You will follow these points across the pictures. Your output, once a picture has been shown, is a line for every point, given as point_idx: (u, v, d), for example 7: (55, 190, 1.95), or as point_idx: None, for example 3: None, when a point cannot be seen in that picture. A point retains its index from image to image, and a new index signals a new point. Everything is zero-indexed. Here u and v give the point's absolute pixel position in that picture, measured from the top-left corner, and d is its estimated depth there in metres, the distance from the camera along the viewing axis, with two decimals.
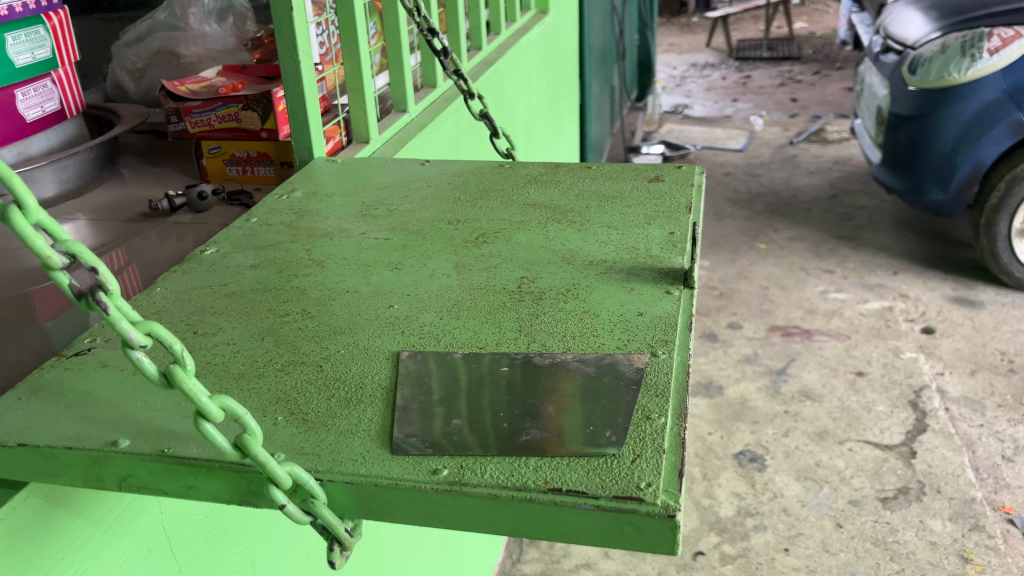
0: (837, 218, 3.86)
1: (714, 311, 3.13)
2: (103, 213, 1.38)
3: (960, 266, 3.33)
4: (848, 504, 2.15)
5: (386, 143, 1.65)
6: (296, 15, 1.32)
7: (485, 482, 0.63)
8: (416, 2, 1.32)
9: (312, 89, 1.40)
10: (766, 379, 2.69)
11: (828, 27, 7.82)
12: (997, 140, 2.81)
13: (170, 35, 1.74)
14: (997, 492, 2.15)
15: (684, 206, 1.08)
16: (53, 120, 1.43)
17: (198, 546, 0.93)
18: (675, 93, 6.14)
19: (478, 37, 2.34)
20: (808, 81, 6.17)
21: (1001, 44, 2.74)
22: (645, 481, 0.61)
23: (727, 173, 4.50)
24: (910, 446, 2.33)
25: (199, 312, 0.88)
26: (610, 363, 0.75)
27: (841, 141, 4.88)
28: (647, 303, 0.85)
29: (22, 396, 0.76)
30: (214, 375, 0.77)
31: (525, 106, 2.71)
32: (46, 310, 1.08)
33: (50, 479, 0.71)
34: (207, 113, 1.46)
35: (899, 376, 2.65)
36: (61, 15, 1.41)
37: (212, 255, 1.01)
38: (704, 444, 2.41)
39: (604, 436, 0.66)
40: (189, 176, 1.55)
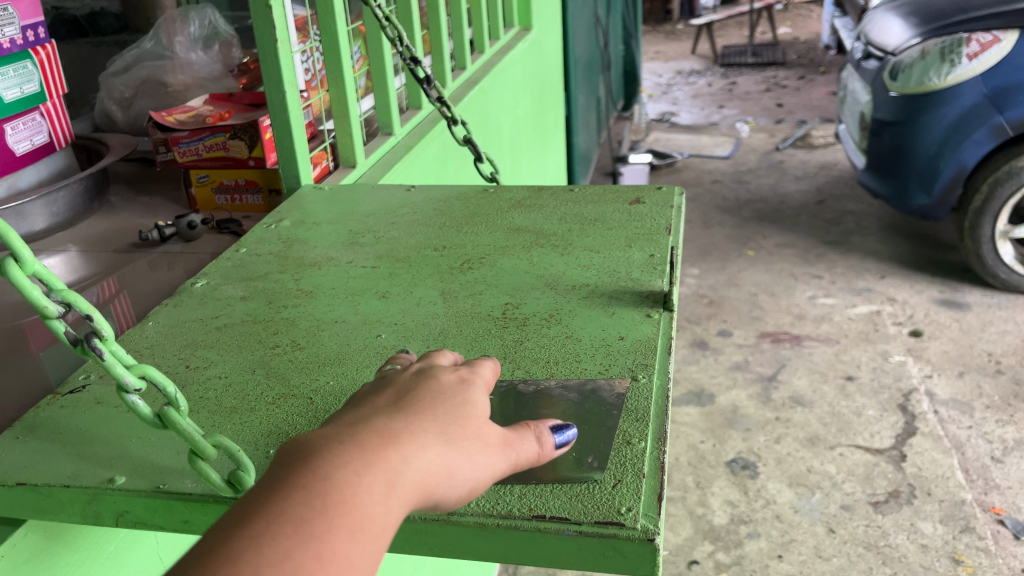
0: (824, 223, 3.90)
1: (704, 319, 3.16)
2: (95, 244, 1.39)
3: (945, 268, 3.37)
4: (840, 509, 2.18)
5: (374, 167, 1.67)
6: (281, 46, 1.35)
7: (471, 510, 0.66)
8: (398, 31, 1.34)
9: (298, 118, 1.42)
10: (757, 386, 2.71)
11: (812, 32, 7.88)
12: (979, 143, 2.83)
13: (157, 64, 1.76)
14: (988, 493, 2.17)
15: (664, 228, 1.10)
16: (43, 152, 1.44)
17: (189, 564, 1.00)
18: (661, 101, 6.19)
19: (462, 56, 2.37)
20: (793, 87, 6.22)
21: (980, 48, 2.79)
22: (625, 506, 0.65)
23: (714, 180, 4.54)
24: (900, 449, 2.36)
25: (190, 346, 0.90)
26: (592, 389, 0.77)
27: (827, 146, 4.92)
28: (628, 327, 0.88)
29: (19, 435, 0.78)
30: (206, 410, 0.79)
31: (510, 122, 2.74)
32: (39, 341, 1.11)
33: (48, 516, 0.73)
34: (195, 143, 1.48)
35: (888, 379, 2.68)
36: (49, 49, 1.42)
37: (203, 287, 1.03)
38: (696, 453, 2.43)
39: (587, 462, 0.69)
40: (178, 204, 1.57)
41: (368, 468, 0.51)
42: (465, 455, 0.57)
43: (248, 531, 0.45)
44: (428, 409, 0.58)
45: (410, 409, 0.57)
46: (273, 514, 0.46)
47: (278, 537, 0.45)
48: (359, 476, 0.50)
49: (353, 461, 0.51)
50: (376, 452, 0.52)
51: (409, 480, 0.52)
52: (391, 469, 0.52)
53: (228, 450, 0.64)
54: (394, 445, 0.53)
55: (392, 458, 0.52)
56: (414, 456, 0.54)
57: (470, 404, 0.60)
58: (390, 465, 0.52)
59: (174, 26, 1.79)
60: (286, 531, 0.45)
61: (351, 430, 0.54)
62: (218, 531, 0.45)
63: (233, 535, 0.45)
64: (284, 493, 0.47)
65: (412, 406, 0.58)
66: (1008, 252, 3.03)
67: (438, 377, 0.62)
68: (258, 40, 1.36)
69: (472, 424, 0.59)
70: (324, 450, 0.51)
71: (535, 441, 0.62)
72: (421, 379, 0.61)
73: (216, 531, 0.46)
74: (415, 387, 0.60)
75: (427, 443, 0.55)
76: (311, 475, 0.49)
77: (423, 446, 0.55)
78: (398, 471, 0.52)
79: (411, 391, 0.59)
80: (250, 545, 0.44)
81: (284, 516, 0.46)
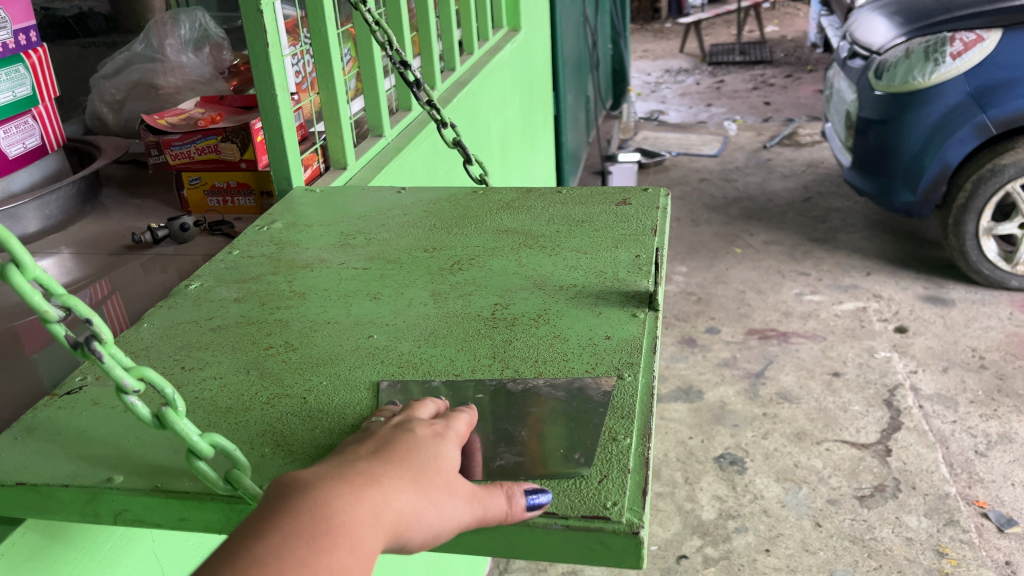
0: (811, 221, 3.94)
1: (692, 317, 3.19)
2: (88, 246, 1.41)
3: (930, 265, 3.42)
4: (826, 503, 2.21)
5: (364, 168, 1.69)
6: (272, 50, 1.37)
7: None
8: (388, 36, 1.36)
9: (290, 122, 1.44)
10: (744, 382, 2.75)
11: (799, 30, 7.93)
12: (963, 141, 2.87)
13: (148, 66, 1.77)
14: (971, 487, 2.21)
15: (649, 229, 1.13)
16: (35, 155, 1.45)
17: (184, 560, 1.02)
18: (650, 100, 6.22)
19: (451, 58, 2.39)
20: (780, 85, 6.27)
21: (963, 48, 2.82)
22: (611, 500, 0.67)
23: (702, 178, 4.58)
24: (886, 443, 2.39)
25: (185, 347, 0.92)
26: (579, 388, 0.80)
27: (813, 145, 4.96)
28: (614, 326, 0.90)
29: (18, 436, 0.80)
30: (202, 410, 0.81)
31: (500, 122, 2.76)
32: (32, 343, 1.12)
33: (47, 514, 0.75)
34: (187, 145, 1.50)
35: (874, 375, 2.72)
36: (40, 53, 1.43)
37: (197, 289, 1.05)
38: (685, 449, 2.46)
39: (574, 458, 0.71)
40: (170, 207, 1.58)
41: (349, 503, 0.57)
42: (435, 503, 0.62)
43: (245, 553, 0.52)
44: (403, 458, 0.63)
45: (386, 455, 0.63)
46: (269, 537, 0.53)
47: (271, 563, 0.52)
48: (341, 511, 0.57)
49: (336, 497, 0.57)
50: (356, 490, 0.59)
51: (386, 517, 0.58)
52: (369, 506, 0.58)
53: (224, 449, 0.66)
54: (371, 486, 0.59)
55: (371, 496, 0.59)
56: (387, 499, 0.59)
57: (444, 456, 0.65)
58: (366, 505, 0.58)
59: (164, 28, 1.80)
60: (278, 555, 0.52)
61: (335, 473, 0.60)
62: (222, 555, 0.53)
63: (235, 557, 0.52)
64: (279, 520, 0.55)
65: (389, 453, 0.64)
66: (991, 248, 3.06)
67: (416, 428, 0.67)
68: (248, 44, 1.37)
69: (442, 474, 0.64)
70: (312, 486, 0.58)
71: (506, 500, 0.65)
72: (399, 429, 0.67)
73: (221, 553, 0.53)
74: (394, 436, 0.66)
75: (401, 487, 0.61)
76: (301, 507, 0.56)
77: (397, 489, 0.60)
78: (376, 510, 0.58)
79: (389, 440, 0.65)
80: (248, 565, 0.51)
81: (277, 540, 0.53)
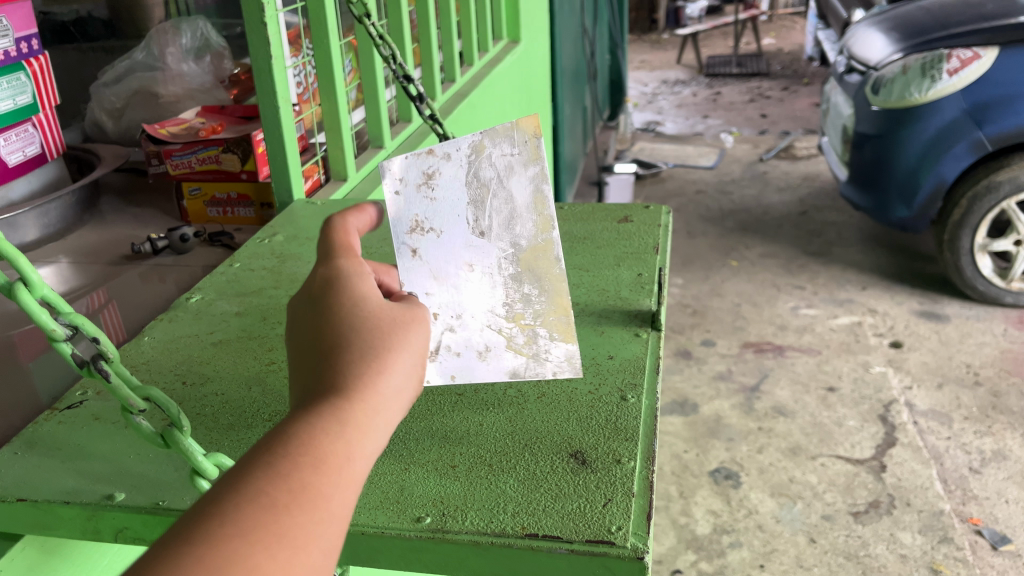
0: (807, 234, 3.95)
1: (688, 329, 3.19)
2: (86, 255, 1.40)
3: (925, 280, 3.42)
4: (821, 518, 2.20)
5: (363, 180, 1.69)
6: (275, 64, 1.37)
7: (467, 528, 0.68)
8: (391, 49, 1.36)
9: (292, 134, 1.44)
10: (740, 396, 2.74)
11: (796, 43, 7.97)
12: (958, 158, 2.88)
13: (149, 75, 1.76)
14: (965, 504, 2.21)
15: (651, 247, 1.14)
16: (35, 163, 1.45)
17: None
18: (646, 111, 6.25)
19: (452, 70, 2.40)
20: (776, 97, 6.29)
21: (960, 64, 2.83)
22: (616, 524, 0.67)
23: (698, 190, 4.58)
24: (880, 459, 2.39)
25: (186, 362, 0.92)
26: (592, 413, 0.80)
27: (810, 158, 4.97)
28: (617, 346, 0.91)
29: (18, 451, 0.79)
30: (204, 426, 0.80)
31: (498, 133, 2.76)
32: (28, 351, 1.11)
33: (48, 531, 0.74)
34: (188, 155, 1.50)
35: (869, 391, 2.72)
36: (42, 61, 1.43)
37: (198, 303, 1.05)
38: (680, 462, 2.46)
39: (593, 485, 0.71)
40: (170, 217, 1.58)
41: (358, 432, 0.48)
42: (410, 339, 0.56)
43: (252, 532, 0.41)
44: (385, 326, 0.54)
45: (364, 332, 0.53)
46: (285, 505, 0.43)
47: (313, 536, 0.43)
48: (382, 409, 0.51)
49: (342, 429, 0.48)
50: (367, 415, 0.49)
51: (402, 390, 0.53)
52: (376, 428, 0.49)
53: None
54: (375, 400, 0.50)
55: (377, 414, 0.50)
56: (395, 405, 0.51)
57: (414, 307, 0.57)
58: (379, 430, 0.50)
59: (166, 37, 1.79)
60: (311, 522, 0.43)
61: (323, 392, 0.50)
62: (202, 531, 0.40)
63: (242, 540, 0.40)
64: (286, 470, 0.45)
65: (370, 329, 0.54)
66: (986, 264, 3.06)
67: (374, 290, 0.58)
68: (251, 56, 1.37)
69: (420, 337, 0.56)
70: (303, 417, 0.48)
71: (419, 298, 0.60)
72: (350, 290, 0.57)
73: (200, 532, 0.40)
74: (354, 296, 0.56)
75: (400, 371, 0.52)
76: (319, 448, 0.46)
77: (399, 372, 0.52)
78: (381, 431, 0.50)
79: (354, 308, 0.55)
80: (279, 549, 0.41)
81: (300, 507, 0.43)
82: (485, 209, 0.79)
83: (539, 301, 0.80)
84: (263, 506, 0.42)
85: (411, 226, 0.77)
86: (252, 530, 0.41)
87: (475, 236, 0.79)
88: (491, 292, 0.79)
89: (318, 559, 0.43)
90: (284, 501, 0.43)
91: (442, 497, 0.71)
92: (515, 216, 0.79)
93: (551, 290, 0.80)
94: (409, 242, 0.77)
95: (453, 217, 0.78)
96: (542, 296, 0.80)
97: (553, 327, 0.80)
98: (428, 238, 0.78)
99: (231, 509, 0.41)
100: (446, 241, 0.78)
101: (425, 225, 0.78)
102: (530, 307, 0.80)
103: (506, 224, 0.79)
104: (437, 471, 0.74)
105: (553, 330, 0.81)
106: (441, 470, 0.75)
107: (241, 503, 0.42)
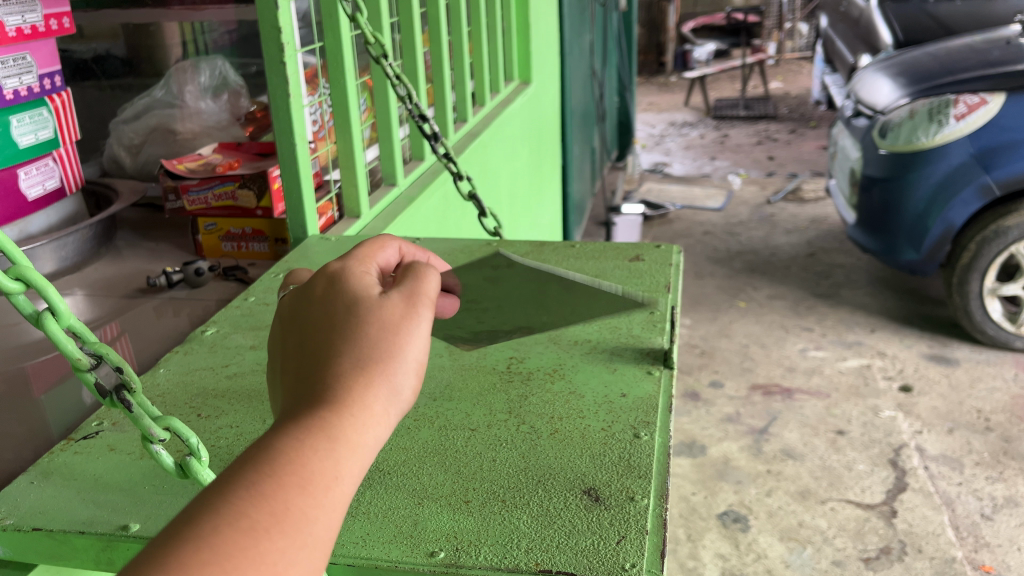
0: (815, 276, 3.96)
1: (696, 369, 3.18)
2: (101, 288, 1.41)
3: (935, 324, 3.41)
4: (831, 564, 2.17)
5: (377, 217, 1.71)
6: (292, 102, 1.40)
7: (480, 564, 0.68)
8: (405, 88, 1.37)
9: (307, 170, 1.46)
10: (748, 438, 2.73)
11: (803, 87, 8.04)
12: (966, 202, 2.89)
13: (167, 112, 1.79)
14: (978, 551, 2.18)
15: (663, 285, 1.16)
16: (53, 197, 1.47)
17: None
18: (654, 152, 6.30)
19: (463, 110, 2.44)
20: (783, 140, 6.34)
21: (967, 109, 2.86)
22: (629, 562, 0.66)
23: (705, 231, 4.60)
24: (891, 504, 2.37)
25: (201, 394, 0.93)
26: (605, 451, 0.81)
27: (817, 201, 4.99)
28: (629, 384, 0.92)
29: (34, 480, 0.80)
30: (220, 459, 0.81)
31: (508, 172, 2.79)
32: (41, 381, 1.12)
33: (61, 561, 0.74)
34: (204, 191, 1.52)
35: (879, 434, 2.69)
36: (64, 97, 1.46)
37: (213, 335, 1.06)
38: (688, 505, 2.44)
39: (608, 521, 0.71)
40: (184, 251, 1.59)
41: (353, 448, 0.47)
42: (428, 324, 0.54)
43: (226, 556, 0.40)
44: (394, 328, 0.52)
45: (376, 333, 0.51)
46: (265, 527, 0.43)
47: (291, 562, 0.42)
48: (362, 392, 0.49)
49: (334, 442, 0.47)
50: (363, 422, 0.48)
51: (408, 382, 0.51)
52: (372, 436, 0.48)
53: None
54: (371, 405, 0.49)
55: (380, 428, 0.49)
56: (398, 405, 0.50)
57: (418, 301, 0.54)
58: (377, 436, 0.49)
59: (184, 75, 1.83)
60: (292, 548, 0.43)
61: (319, 393, 0.49)
62: (162, 556, 0.40)
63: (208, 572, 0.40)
64: (270, 492, 0.44)
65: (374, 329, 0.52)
66: (996, 308, 3.06)
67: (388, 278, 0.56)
68: (270, 94, 1.40)
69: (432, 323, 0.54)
70: (298, 430, 0.47)
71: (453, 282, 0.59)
72: (352, 287, 0.54)
73: (165, 560, 0.39)
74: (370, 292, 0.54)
75: (403, 371, 0.51)
76: (310, 467, 0.46)
77: (408, 378, 0.51)
78: (378, 441, 0.49)
79: (360, 298, 0.54)
80: (249, 575, 0.41)
81: (283, 530, 0.43)
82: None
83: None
84: (240, 528, 0.42)
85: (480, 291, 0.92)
86: (221, 561, 0.40)
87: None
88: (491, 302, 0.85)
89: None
90: (264, 524, 0.43)
91: (456, 532, 0.71)
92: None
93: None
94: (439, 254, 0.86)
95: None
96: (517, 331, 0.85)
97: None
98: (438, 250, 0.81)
99: (203, 535, 0.41)
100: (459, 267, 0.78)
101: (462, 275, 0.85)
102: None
103: None
104: (451, 506, 0.74)
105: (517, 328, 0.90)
106: (455, 504, 0.75)
107: (216, 524, 0.42)
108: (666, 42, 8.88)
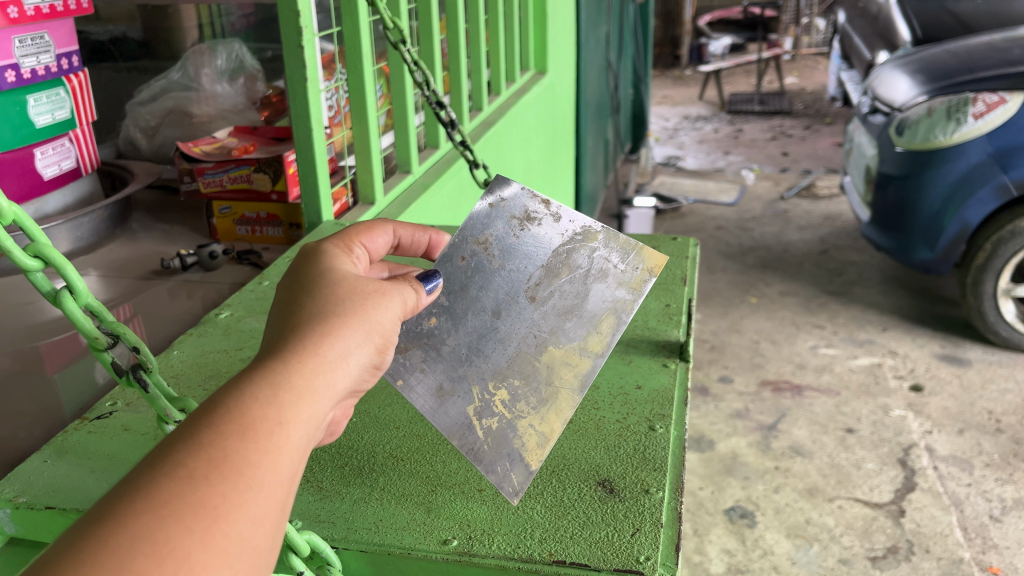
0: (828, 273, 3.94)
1: (705, 364, 3.17)
2: (115, 270, 1.41)
3: (948, 324, 3.39)
4: (837, 562, 2.16)
5: (391, 204, 1.70)
6: (309, 86, 1.39)
7: (493, 553, 0.67)
8: (421, 74, 1.36)
9: (322, 156, 1.45)
10: (756, 434, 2.72)
11: (819, 83, 7.98)
12: (983, 202, 2.86)
13: (184, 95, 1.79)
14: (986, 552, 2.16)
15: (679, 278, 1.15)
16: (69, 177, 1.47)
17: None
18: (667, 145, 6.27)
19: (479, 98, 2.42)
20: (798, 136, 6.30)
21: (985, 108, 2.82)
22: (644, 555, 0.66)
23: (718, 226, 4.58)
24: (899, 504, 2.35)
25: (215, 376, 0.93)
26: (620, 443, 0.81)
27: (831, 198, 4.95)
28: (646, 376, 0.92)
29: (48, 459, 0.80)
30: None
31: (523, 162, 2.78)
32: (55, 361, 1.12)
33: None
34: (219, 174, 1.51)
35: (888, 434, 2.68)
36: (81, 77, 1.46)
37: (227, 319, 1.06)
38: (695, 499, 2.44)
39: (618, 511, 0.71)
40: (198, 235, 1.60)
41: (293, 396, 0.51)
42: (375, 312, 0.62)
43: (162, 492, 0.43)
44: (342, 303, 0.60)
45: (318, 306, 0.59)
46: (206, 475, 0.45)
47: (237, 502, 0.45)
48: (304, 351, 0.55)
49: (276, 392, 0.51)
50: (305, 379, 0.53)
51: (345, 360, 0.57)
52: (314, 392, 0.53)
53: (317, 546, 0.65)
54: (313, 367, 0.54)
55: (316, 380, 0.54)
56: (338, 372, 0.56)
57: (364, 298, 0.62)
58: (318, 396, 0.53)
59: (202, 58, 1.82)
60: (235, 488, 0.45)
61: (269, 358, 0.54)
62: (112, 507, 0.42)
63: (154, 513, 0.42)
64: (212, 439, 0.46)
65: (323, 312, 0.59)
66: (1011, 310, 3.03)
67: (345, 274, 0.64)
68: (287, 78, 1.40)
69: (378, 315, 0.62)
70: (238, 384, 0.51)
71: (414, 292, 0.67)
72: (315, 280, 0.62)
73: (106, 502, 0.42)
74: (314, 280, 0.62)
75: (345, 341, 0.58)
76: (250, 414, 0.49)
77: (344, 342, 0.58)
78: (317, 392, 0.53)
79: (321, 288, 0.61)
80: (194, 517, 0.43)
81: (223, 475, 0.45)
82: (612, 325, 0.79)
83: (530, 396, 0.77)
84: (179, 477, 0.44)
85: (642, 284, 0.81)
86: (166, 501, 0.42)
87: (526, 304, 0.81)
88: (514, 279, 0.83)
89: (243, 527, 0.45)
90: (204, 471, 0.45)
91: (469, 521, 0.71)
92: (574, 314, 0.81)
93: (551, 403, 0.76)
94: (552, 234, 0.85)
95: (587, 284, 0.82)
96: (536, 313, 0.81)
97: (525, 438, 0.75)
98: (502, 244, 0.84)
99: (145, 485, 0.43)
100: (496, 269, 0.83)
101: (564, 269, 0.83)
102: (520, 398, 0.77)
103: (560, 310, 0.81)
104: (463, 497, 0.74)
105: (559, 296, 0.82)
106: (468, 494, 0.75)
107: (162, 475, 0.44)
108: (682, 36, 8.83)
